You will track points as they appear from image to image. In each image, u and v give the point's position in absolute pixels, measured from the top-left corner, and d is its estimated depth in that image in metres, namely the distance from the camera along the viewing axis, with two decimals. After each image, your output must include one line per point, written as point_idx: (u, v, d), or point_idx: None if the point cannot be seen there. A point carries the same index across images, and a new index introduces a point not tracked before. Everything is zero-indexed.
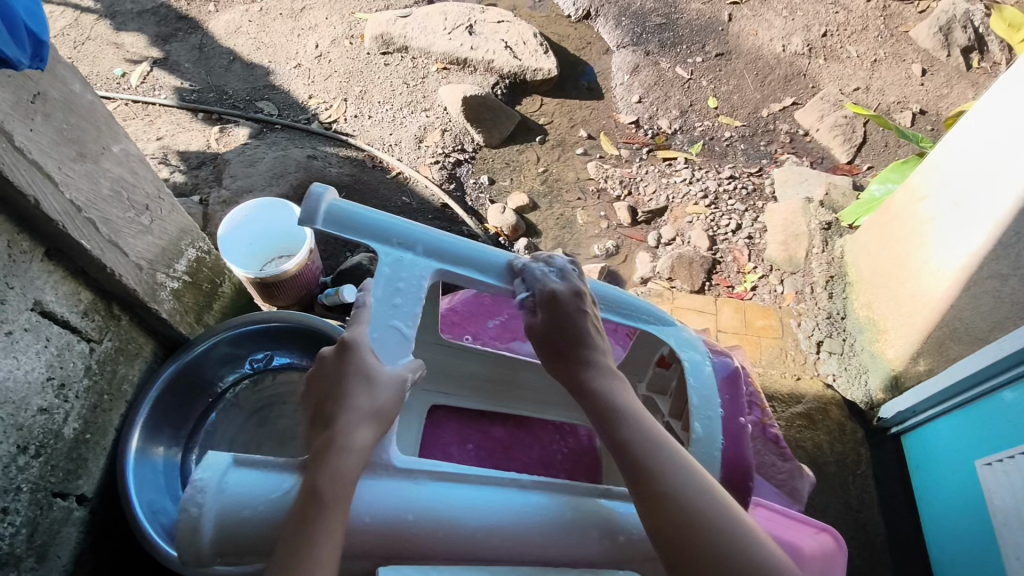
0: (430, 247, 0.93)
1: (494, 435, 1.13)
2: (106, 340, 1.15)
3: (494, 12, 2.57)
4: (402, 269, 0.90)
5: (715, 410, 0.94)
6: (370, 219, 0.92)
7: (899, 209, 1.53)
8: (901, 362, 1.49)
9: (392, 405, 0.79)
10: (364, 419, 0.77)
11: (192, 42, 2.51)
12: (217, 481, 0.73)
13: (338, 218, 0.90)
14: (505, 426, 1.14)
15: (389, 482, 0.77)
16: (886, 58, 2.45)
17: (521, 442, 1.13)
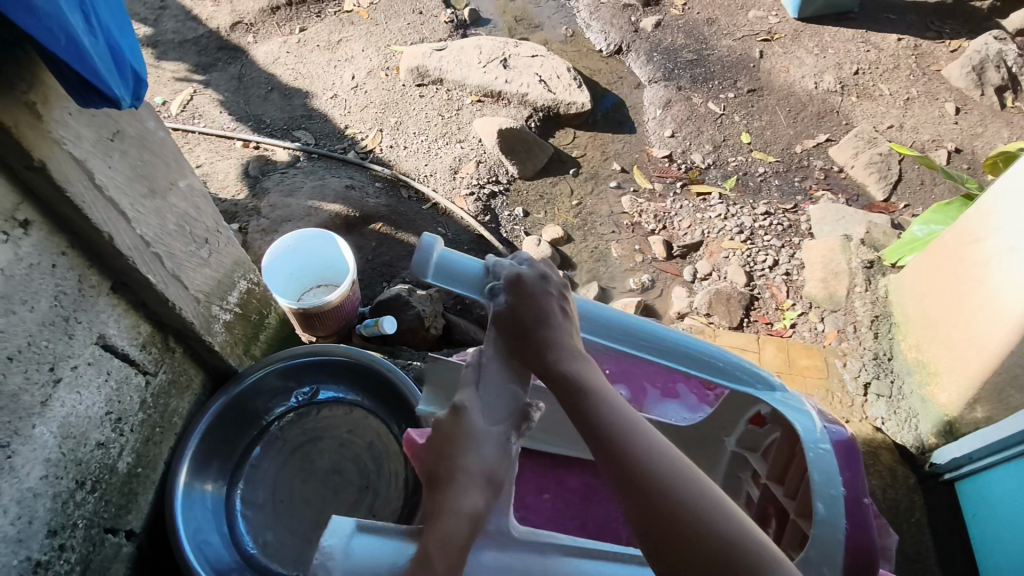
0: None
1: (571, 485, 1.10)
2: (160, 373, 1.14)
3: (527, 46, 2.61)
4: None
5: (837, 486, 0.83)
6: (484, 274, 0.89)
7: (947, 251, 1.52)
8: (956, 408, 1.47)
9: (499, 471, 0.82)
10: (475, 485, 0.80)
11: (231, 71, 2.56)
12: (344, 547, 0.79)
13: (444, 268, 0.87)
14: (580, 475, 1.11)
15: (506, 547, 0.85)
16: (919, 96, 2.46)
17: (598, 493, 1.10)
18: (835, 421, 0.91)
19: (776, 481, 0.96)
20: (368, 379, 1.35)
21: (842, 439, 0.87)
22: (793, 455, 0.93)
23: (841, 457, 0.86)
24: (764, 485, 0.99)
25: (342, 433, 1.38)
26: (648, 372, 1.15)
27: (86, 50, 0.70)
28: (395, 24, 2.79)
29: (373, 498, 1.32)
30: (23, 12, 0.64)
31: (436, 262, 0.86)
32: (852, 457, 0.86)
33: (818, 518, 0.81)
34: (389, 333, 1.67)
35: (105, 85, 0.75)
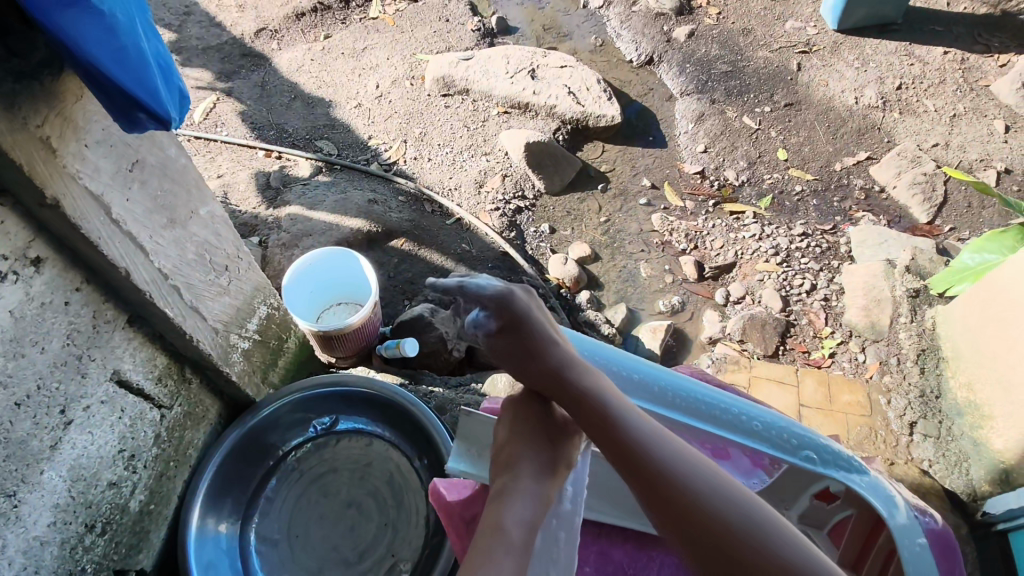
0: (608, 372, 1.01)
1: (614, 556, 1.00)
2: (176, 406, 1.10)
3: (556, 56, 2.54)
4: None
5: None
6: None
7: (1006, 286, 1.43)
8: (1013, 455, 1.38)
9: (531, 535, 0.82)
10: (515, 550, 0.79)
11: (255, 79, 2.53)
12: None
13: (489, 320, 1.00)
14: (624, 545, 1.01)
15: None
16: (966, 113, 2.35)
17: (644, 568, 1.00)
18: (925, 509, 0.92)
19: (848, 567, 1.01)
20: (390, 411, 1.30)
21: (935, 531, 0.89)
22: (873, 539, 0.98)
23: (940, 551, 0.88)
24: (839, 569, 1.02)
25: (361, 466, 1.33)
26: None
27: (152, 71, 0.69)
28: (421, 32, 2.74)
29: (392, 537, 1.26)
30: (103, 33, 0.64)
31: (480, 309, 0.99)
32: (949, 549, 0.88)
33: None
34: (410, 355, 1.61)
35: (161, 107, 0.73)
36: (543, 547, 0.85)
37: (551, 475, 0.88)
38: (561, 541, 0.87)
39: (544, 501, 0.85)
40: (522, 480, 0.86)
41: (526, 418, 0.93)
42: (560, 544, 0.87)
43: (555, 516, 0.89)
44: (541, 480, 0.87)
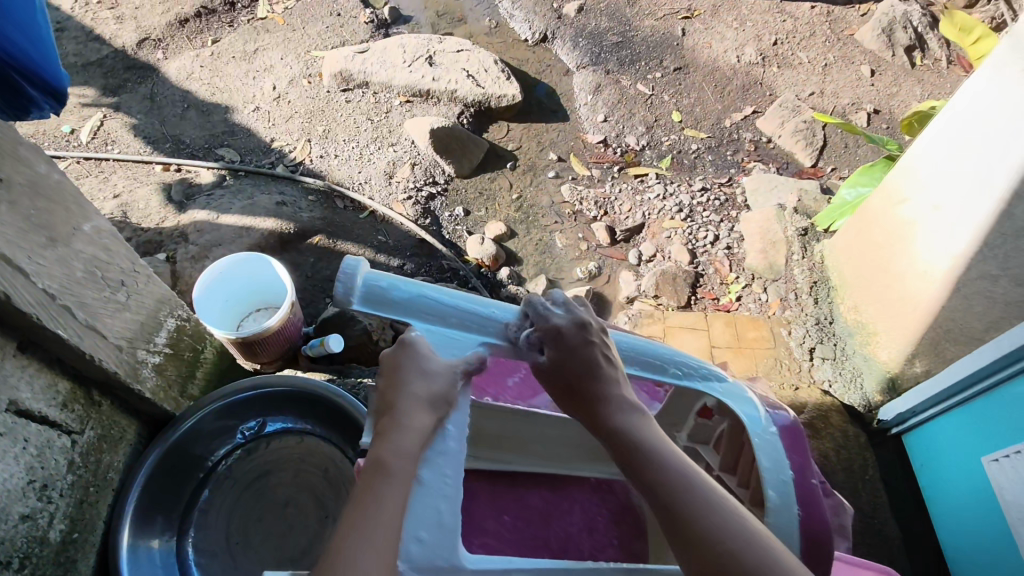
0: (468, 318, 0.82)
1: (530, 503, 1.04)
2: (87, 430, 1.07)
3: (452, 41, 2.56)
4: (443, 349, 0.81)
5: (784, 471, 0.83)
6: (413, 294, 0.82)
7: (877, 213, 1.57)
8: (896, 364, 1.52)
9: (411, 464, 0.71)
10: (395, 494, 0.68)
11: (143, 92, 2.42)
12: None
13: (374, 294, 0.80)
14: (539, 490, 1.06)
15: None
16: (836, 62, 2.53)
17: (560, 510, 1.05)
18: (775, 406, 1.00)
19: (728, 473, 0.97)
20: (316, 407, 1.31)
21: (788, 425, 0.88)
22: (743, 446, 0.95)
23: (789, 444, 0.86)
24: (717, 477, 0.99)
25: (295, 463, 1.34)
26: None
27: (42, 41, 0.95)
28: (314, 28, 2.69)
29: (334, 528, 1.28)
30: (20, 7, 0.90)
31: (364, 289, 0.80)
32: (799, 441, 0.86)
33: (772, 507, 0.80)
34: (336, 351, 1.60)
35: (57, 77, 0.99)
36: (430, 483, 0.72)
37: (432, 407, 0.75)
38: (452, 478, 0.73)
39: (421, 433, 0.73)
40: (404, 406, 0.74)
41: (398, 366, 0.77)
42: (449, 489, 0.73)
43: (438, 453, 0.74)
44: (421, 411, 0.74)
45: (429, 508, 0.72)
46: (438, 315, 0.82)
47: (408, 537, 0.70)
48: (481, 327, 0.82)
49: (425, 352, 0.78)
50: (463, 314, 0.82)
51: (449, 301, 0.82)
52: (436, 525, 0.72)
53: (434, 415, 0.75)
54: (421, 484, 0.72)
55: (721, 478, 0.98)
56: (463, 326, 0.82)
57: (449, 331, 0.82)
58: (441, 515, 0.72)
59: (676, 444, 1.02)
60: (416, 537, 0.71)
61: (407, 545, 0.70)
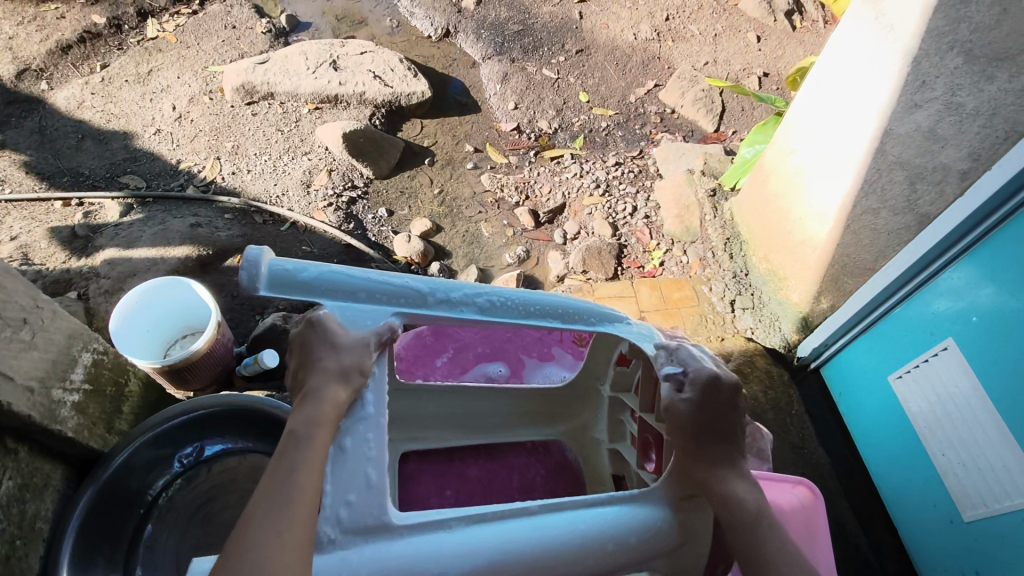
0: (374, 291, 0.89)
1: (470, 475, 1.17)
2: (6, 480, 1.01)
3: (354, 44, 2.53)
4: (354, 323, 0.87)
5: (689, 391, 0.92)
6: (319, 275, 0.86)
7: (773, 167, 1.68)
8: (806, 305, 1.63)
9: (325, 433, 0.76)
10: (312, 463, 0.73)
11: (30, 126, 2.28)
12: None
13: (279, 279, 0.84)
14: (477, 462, 1.18)
15: (391, 542, 0.72)
16: (724, 31, 2.67)
17: (498, 475, 1.17)
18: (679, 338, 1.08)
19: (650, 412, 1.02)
20: (252, 421, 1.29)
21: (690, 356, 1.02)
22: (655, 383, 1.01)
23: None
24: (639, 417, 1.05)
25: (241, 484, 1.32)
26: (523, 345, 1.30)
27: None
28: (209, 43, 2.61)
29: None
30: None
31: (268, 275, 0.83)
32: None
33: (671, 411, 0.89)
34: (272, 366, 1.57)
35: None
36: (351, 450, 0.76)
37: (343, 377, 0.80)
38: (374, 442, 0.78)
39: (333, 403, 0.78)
40: (316, 380, 0.80)
41: (313, 341, 0.84)
42: (372, 452, 0.77)
43: (358, 422, 0.79)
44: (332, 383, 0.80)
45: (354, 472, 0.74)
46: (346, 292, 0.88)
47: (336, 501, 0.73)
48: (388, 297, 0.89)
49: (336, 328, 0.85)
50: (370, 288, 0.89)
51: (354, 277, 0.88)
52: (364, 488, 0.74)
53: (347, 386, 0.80)
54: (342, 451, 0.76)
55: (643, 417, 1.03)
56: (371, 299, 0.88)
57: (358, 306, 0.88)
58: (367, 478, 0.74)
59: (594, 398, 1.19)
60: (345, 501, 0.73)
61: (336, 509, 0.72)
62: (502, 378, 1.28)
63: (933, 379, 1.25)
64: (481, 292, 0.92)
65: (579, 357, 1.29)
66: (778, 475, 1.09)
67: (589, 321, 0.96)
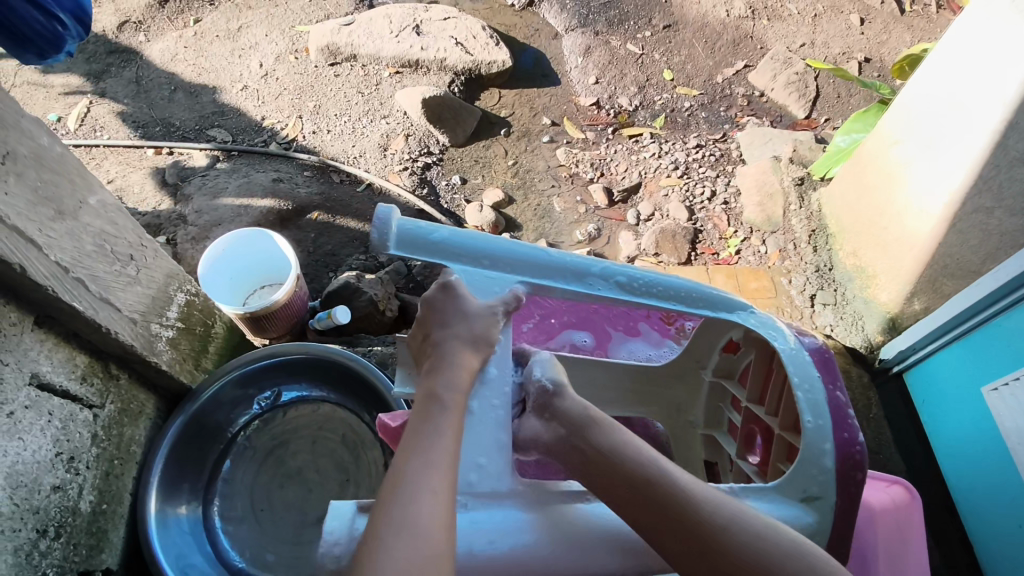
0: (500, 259, 0.88)
1: None
2: (108, 403, 1.08)
3: (438, 9, 2.52)
4: (479, 293, 0.87)
5: (815, 386, 0.86)
6: (448, 238, 0.86)
7: (872, 155, 1.59)
8: (896, 305, 1.55)
9: (458, 399, 0.79)
10: (447, 428, 0.76)
11: (127, 76, 2.38)
12: (347, 528, 0.69)
13: (411, 237, 0.84)
14: None
15: (516, 508, 0.75)
16: (825, 12, 2.53)
17: None
18: (807, 332, 0.92)
19: (757, 403, 1.01)
20: (333, 373, 1.33)
21: (816, 349, 0.89)
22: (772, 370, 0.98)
23: (819, 364, 0.88)
24: (745, 407, 1.04)
25: (313, 431, 1.36)
26: (610, 317, 1.28)
27: None
28: (296, 3, 2.65)
29: (355, 489, 1.31)
30: None
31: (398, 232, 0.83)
32: (829, 366, 0.88)
33: (808, 431, 0.82)
34: (344, 322, 1.62)
35: None
36: (480, 413, 0.80)
37: (474, 347, 0.83)
38: (499, 406, 0.81)
39: (466, 371, 0.81)
40: (450, 350, 0.83)
41: (441, 308, 0.87)
42: (497, 414, 0.80)
43: (483, 387, 0.82)
44: (464, 351, 0.83)
45: (484, 435, 0.78)
46: (473, 258, 0.88)
47: (468, 465, 0.76)
48: (514, 266, 0.88)
49: (465, 297, 0.86)
50: (497, 256, 0.88)
51: (481, 243, 0.88)
52: (494, 449, 0.78)
53: (477, 356, 0.83)
54: (471, 413, 0.80)
55: (750, 408, 1.02)
56: (496, 267, 0.88)
57: (483, 273, 0.88)
58: (498, 441, 0.79)
59: (693, 379, 1.17)
60: (476, 463, 0.77)
61: (469, 472, 0.76)
62: (585, 349, 1.25)
63: None
64: (612, 270, 0.89)
65: (666, 335, 1.26)
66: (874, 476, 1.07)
67: (710, 306, 0.92)
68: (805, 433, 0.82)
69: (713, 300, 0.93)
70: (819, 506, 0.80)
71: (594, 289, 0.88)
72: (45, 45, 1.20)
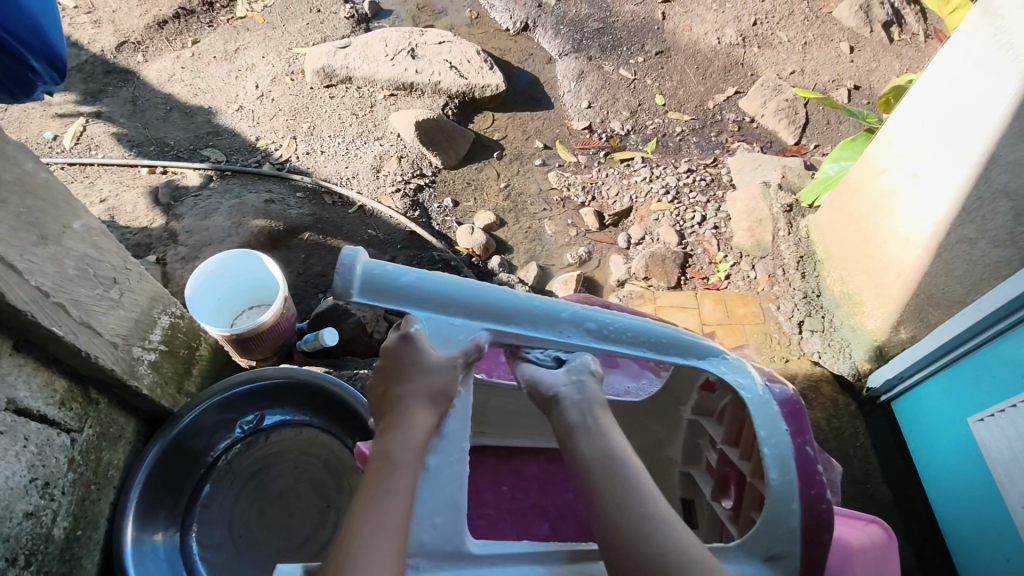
0: (469, 305, 0.86)
1: (528, 474, 1.15)
2: (86, 428, 1.08)
3: (433, 33, 2.56)
4: (445, 342, 0.86)
5: (781, 433, 0.85)
6: (414, 284, 0.84)
7: (859, 184, 1.60)
8: (883, 333, 1.55)
9: (413, 460, 0.78)
10: (399, 491, 0.76)
11: (124, 95, 2.40)
12: None
13: (375, 284, 0.82)
14: (537, 462, 1.17)
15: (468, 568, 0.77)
16: (815, 39, 2.57)
17: (556, 477, 1.15)
18: (777, 381, 0.92)
19: (731, 444, 1.00)
20: (315, 397, 1.32)
21: (787, 397, 0.89)
22: (743, 423, 0.99)
23: (788, 414, 0.87)
24: (720, 448, 1.04)
25: (295, 455, 1.35)
26: None
27: None
28: (294, 26, 2.68)
29: (335, 517, 1.30)
30: None
31: (362, 278, 0.82)
32: (798, 413, 0.87)
33: (774, 489, 0.82)
34: (331, 345, 1.61)
35: None
36: (436, 469, 0.80)
37: (432, 403, 0.82)
38: (456, 462, 0.81)
39: (422, 430, 0.80)
40: (407, 405, 0.82)
41: (403, 358, 0.84)
42: (454, 470, 0.80)
43: (441, 442, 0.82)
44: (422, 408, 0.82)
45: (439, 494, 0.79)
46: (439, 304, 0.86)
47: (422, 525, 0.77)
48: (481, 312, 0.87)
49: (426, 349, 0.84)
50: (464, 303, 0.86)
51: (449, 288, 0.86)
52: (450, 508, 0.79)
53: (435, 411, 0.82)
54: (427, 470, 0.80)
55: (724, 450, 1.02)
56: (462, 313, 0.87)
57: (450, 320, 0.86)
58: (454, 501, 0.79)
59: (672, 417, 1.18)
60: (431, 523, 0.78)
61: (423, 533, 0.77)
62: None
63: (1016, 431, 1.17)
64: (580, 317, 0.89)
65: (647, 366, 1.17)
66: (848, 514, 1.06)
67: (684, 354, 0.92)
68: (771, 490, 0.82)
69: (685, 346, 0.92)
70: (784, 565, 0.80)
71: (563, 337, 0.89)
72: (15, 88, 1.16)
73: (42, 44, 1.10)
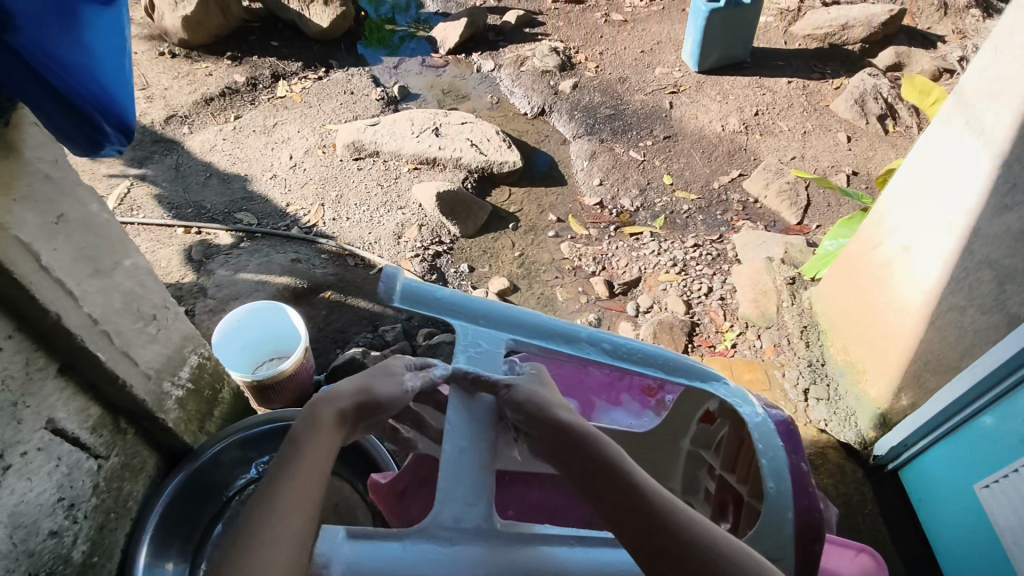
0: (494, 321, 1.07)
1: (533, 499, 1.22)
2: (112, 456, 1.12)
3: (456, 115, 2.77)
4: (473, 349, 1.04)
5: (778, 456, 0.94)
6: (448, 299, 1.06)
7: (856, 257, 1.68)
8: (886, 401, 1.57)
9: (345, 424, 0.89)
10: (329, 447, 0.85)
11: (169, 162, 2.60)
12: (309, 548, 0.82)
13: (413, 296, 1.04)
14: (541, 489, 1.23)
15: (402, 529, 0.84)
16: (814, 130, 2.76)
17: (560, 504, 1.21)
18: (774, 406, 1.02)
19: (729, 469, 1.09)
20: None
21: (782, 420, 0.98)
22: (741, 444, 1.06)
23: (784, 434, 0.97)
24: (719, 475, 1.12)
25: None
26: (593, 388, 1.37)
27: None
28: (329, 105, 2.92)
29: None
30: None
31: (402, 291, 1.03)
32: (791, 434, 0.97)
33: (771, 496, 0.89)
34: None
35: None
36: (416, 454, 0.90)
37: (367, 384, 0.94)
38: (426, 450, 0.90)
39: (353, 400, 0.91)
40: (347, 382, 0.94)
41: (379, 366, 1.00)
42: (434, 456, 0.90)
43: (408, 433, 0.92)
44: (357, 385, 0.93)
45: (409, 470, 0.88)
46: (469, 318, 1.06)
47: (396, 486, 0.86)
48: (506, 325, 1.06)
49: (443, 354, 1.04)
50: (490, 317, 1.07)
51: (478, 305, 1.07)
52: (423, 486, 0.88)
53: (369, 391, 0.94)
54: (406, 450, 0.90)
55: (723, 476, 1.10)
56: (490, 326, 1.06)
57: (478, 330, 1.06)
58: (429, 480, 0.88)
59: (672, 451, 1.24)
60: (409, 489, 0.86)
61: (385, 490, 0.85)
62: None
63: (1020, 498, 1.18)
64: (597, 337, 1.06)
65: (646, 407, 1.35)
66: (840, 542, 1.12)
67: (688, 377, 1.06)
68: (767, 496, 0.89)
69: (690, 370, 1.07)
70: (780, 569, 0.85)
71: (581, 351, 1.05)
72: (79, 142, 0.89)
73: (91, 83, 0.82)
